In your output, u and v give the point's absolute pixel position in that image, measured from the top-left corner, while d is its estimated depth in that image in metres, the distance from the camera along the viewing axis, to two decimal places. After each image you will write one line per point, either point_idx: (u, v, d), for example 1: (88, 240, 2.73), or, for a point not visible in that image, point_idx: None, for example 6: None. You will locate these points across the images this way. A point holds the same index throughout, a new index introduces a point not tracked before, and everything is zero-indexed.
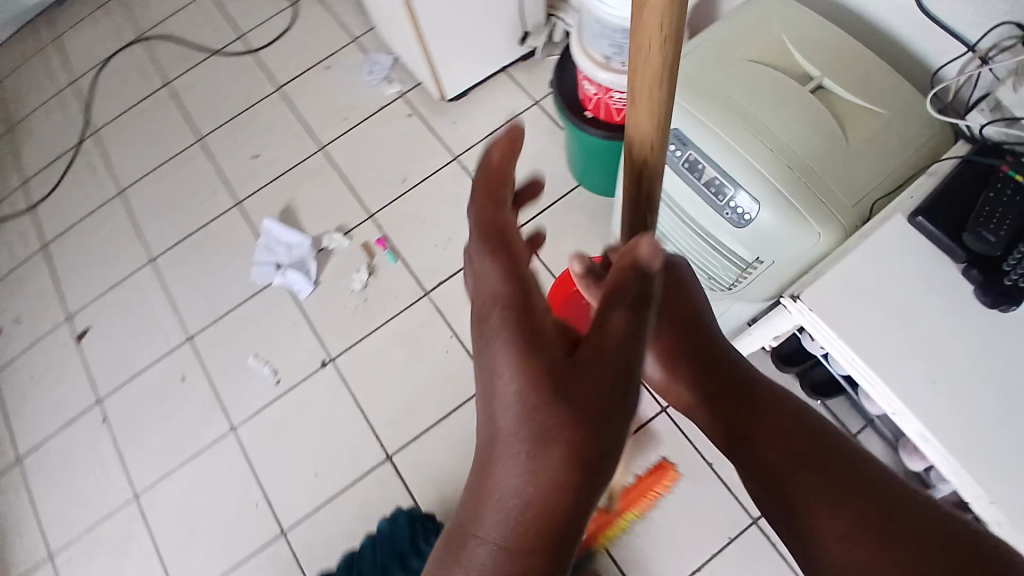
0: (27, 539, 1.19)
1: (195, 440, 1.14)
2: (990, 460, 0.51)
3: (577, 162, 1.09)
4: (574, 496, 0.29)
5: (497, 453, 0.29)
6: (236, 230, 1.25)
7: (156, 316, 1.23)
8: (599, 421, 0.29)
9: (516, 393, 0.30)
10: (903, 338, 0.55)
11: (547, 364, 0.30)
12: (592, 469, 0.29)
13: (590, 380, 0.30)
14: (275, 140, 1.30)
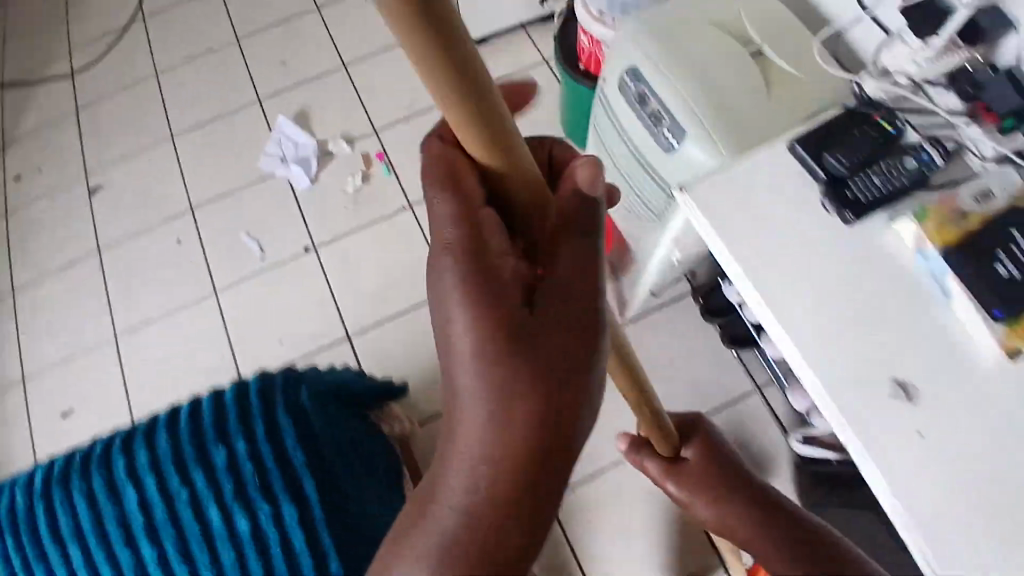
0: (7, 358, 1.30)
1: (179, 296, 1.26)
2: (831, 352, 0.57)
3: (568, 115, 1.21)
4: (529, 445, 0.37)
5: (465, 410, 0.37)
6: (253, 121, 1.37)
7: (166, 184, 1.35)
8: (548, 385, 0.36)
9: (475, 361, 0.36)
10: (776, 238, 0.61)
11: (509, 331, 0.36)
12: (546, 426, 0.37)
13: (540, 347, 0.36)
14: (304, 51, 1.43)
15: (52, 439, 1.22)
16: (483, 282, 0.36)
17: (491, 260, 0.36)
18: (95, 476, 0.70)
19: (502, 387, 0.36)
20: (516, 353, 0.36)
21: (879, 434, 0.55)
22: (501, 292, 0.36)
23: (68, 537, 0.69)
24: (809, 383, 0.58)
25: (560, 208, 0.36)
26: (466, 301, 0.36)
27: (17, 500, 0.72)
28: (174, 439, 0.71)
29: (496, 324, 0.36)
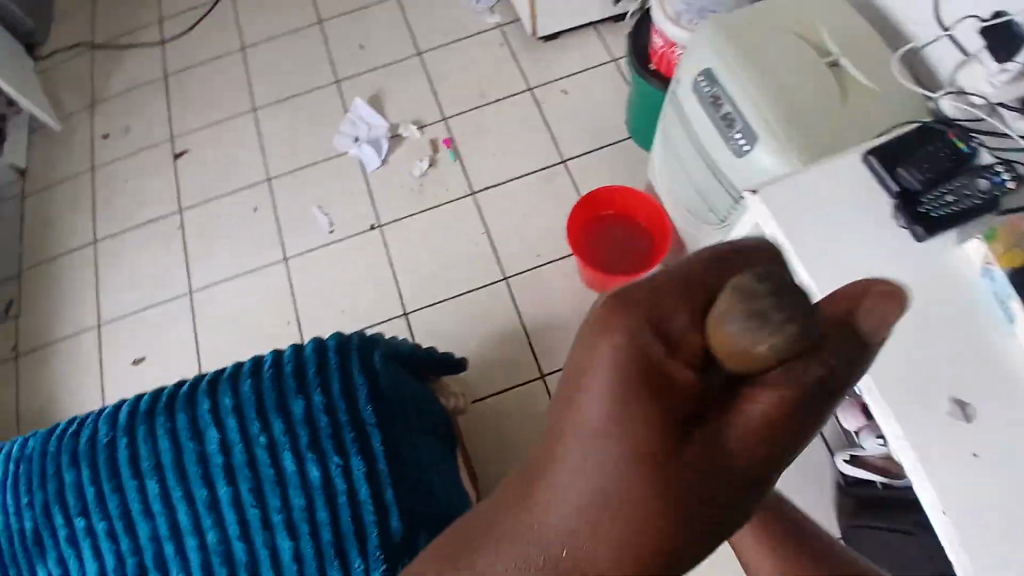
0: (88, 304, 1.40)
1: (250, 261, 1.34)
2: (893, 369, 0.59)
3: (633, 115, 1.25)
4: (619, 565, 0.27)
5: (539, 519, 0.28)
6: (330, 100, 1.45)
7: (245, 154, 1.44)
8: (684, 502, 0.27)
9: (618, 437, 0.27)
10: (845, 254, 0.64)
11: (657, 490, 0.27)
12: (653, 546, 0.27)
13: (697, 455, 0.28)
14: (382, 36, 1.50)
15: (123, 382, 1.32)
16: (648, 423, 0.27)
17: (662, 394, 0.28)
18: (180, 414, 0.76)
19: (606, 549, 0.27)
20: (630, 496, 0.27)
21: (933, 450, 0.57)
22: (647, 429, 0.27)
23: (148, 469, 0.74)
24: (869, 396, 0.60)
25: (803, 368, 0.28)
26: (600, 430, 0.28)
27: (100, 431, 0.77)
28: (257, 386, 0.76)
29: (638, 474, 0.27)
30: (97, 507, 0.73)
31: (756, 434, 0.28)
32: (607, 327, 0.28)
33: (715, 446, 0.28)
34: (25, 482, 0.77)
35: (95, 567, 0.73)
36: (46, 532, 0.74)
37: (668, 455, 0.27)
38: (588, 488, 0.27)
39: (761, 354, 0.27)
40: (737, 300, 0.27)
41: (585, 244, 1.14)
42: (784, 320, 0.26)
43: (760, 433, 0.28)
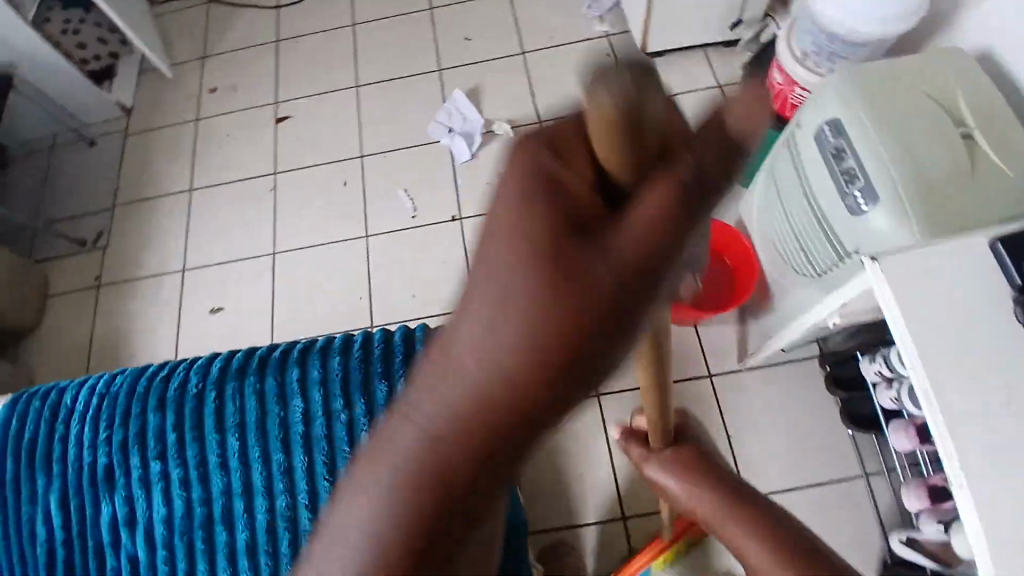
0: (175, 247, 1.48)
1: (333, 232, 1.39)
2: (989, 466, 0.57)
3: None
4: (504, 423, 0.24)
5: (420, 409, 0.25)
6: (431, 88, 1.48)
7: (342, 129, 1.49)
8: (571, 346, 0.23)
9: (484, 293, 0.23)
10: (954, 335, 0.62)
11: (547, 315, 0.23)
12: (542, 399, 0.23)
13: (579, 295, 0.23)
14: (489, 31, 1.51)
15: (197, 328, 1.38)
16: (516, 257, 0.23)
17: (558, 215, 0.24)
18: (269, 378, 0.80)
19: (479, 399, 0.23)
20: (505, 350, 0.23)
21: (1003, 523, 0.56)
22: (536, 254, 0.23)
23: (233, 425, 0.78)
24: (952, 479, 0.59)
25: (687, 155, 0.24)
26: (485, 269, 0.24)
27: (192, 382, 0.82)
28: (344, 365, 0.80)
29: (527, 302, 0.23)
30: (177, 452, 0.78)
31: (655, 238, 0.23)
32: (503, 176, 0.24)
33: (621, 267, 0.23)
34: (111, 416, 0.81)
35: (162, 511, 0.76)
36: (120, 467, 0.78)
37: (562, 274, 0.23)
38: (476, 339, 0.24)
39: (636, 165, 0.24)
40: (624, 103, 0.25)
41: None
42: (622, 76, 0.25)
43: (660, 229, 0.23)
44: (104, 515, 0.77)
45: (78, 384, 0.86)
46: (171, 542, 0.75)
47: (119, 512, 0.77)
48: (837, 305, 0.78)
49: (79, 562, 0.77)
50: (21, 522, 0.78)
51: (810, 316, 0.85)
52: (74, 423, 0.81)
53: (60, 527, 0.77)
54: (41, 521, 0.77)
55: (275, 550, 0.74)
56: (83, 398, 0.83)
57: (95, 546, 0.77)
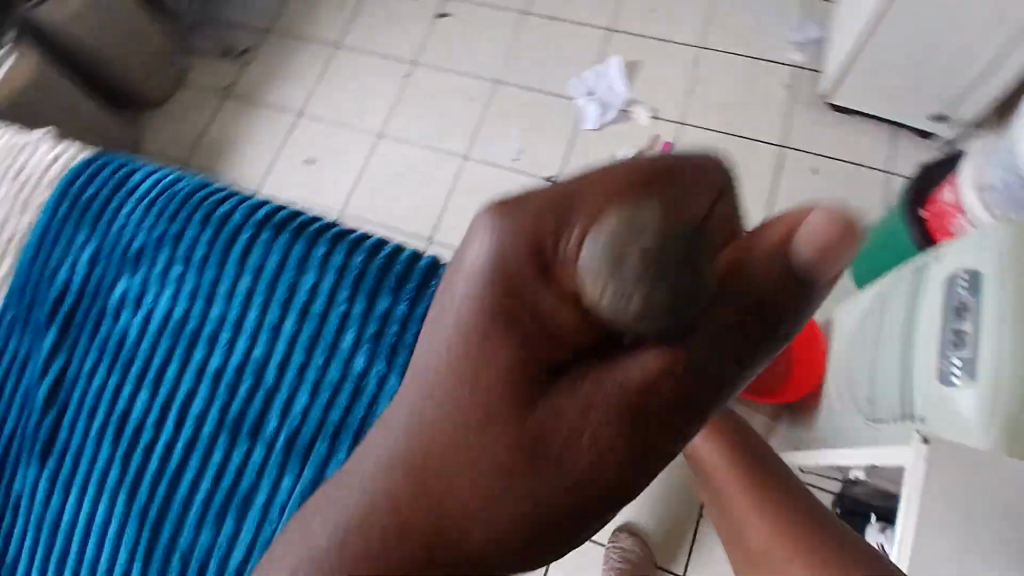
0: (299, 91, 1.52)
1: (438, 141, 1.40)
2: None
3: (862, 240, 1.11)
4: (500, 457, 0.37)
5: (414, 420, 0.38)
6: (595, 43, 1.41)
7: (493, 47, 1.46)
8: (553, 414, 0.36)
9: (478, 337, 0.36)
10: None
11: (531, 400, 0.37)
12: (530, 443, 0.36)
13: (569, 389, 0.36)
14: (680, 12, 1.42)
15: (287, 171, 1.45)
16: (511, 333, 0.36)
17: (526, 318, 0.36)
18: (299, 241, 0.81)
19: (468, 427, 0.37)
20: (488, 387, 0.37)
21: None
22: (502, 350, 0.36)
23: (251, 267, 0.80)
24: None
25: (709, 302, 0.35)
26: (467, 342, 0.37)
27: (236, 214, 0.83)
28: (365, 264, 0.80)
29: (502, 369, 0.36)
30: (198, 268, 0.81)
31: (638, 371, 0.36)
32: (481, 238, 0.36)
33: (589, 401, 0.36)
34: (159, 211, 0.84)
35: (163, 309, 0.80)
36: (149, 254, 0.83)
37: (540, 376, 0.36)
38: (454, 394, 0.37)
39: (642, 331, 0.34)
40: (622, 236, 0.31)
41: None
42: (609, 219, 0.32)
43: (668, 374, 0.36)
44: (117, 288, 0.82)
45: (149, 170, 0.89)
46: (156, 339, 0.79)
47: (129, 291, 0.82)
48: (879, 457, 0.70)
49: (79, 318, 0.82)
50: (52, 261, 0.84)
51: (849, 455, 0.78)
52: (130, 201, 0.86)
53: (80, 278, 0.83)
54: (65, 268, 0.84)
55: (234, 390, 0.77)
56: (148, 184, 0.87)
57: (97, 310, 0.82)
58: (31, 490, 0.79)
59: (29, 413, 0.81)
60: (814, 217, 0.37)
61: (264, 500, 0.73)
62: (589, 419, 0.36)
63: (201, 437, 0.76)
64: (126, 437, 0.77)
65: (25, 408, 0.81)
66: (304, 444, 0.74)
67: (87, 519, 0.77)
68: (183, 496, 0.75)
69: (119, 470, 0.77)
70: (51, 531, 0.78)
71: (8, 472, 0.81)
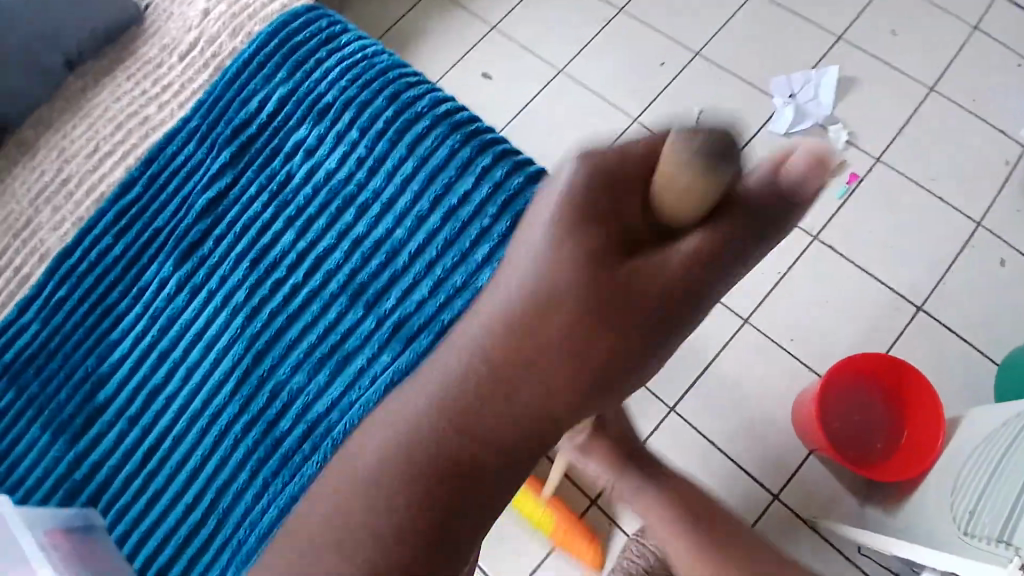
0: (502, 6, 1.56)
1: (618, 95, 1.41)
2: None
3: None
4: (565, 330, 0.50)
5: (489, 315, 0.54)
6: (817, 50, 1.37)
7: (708, 22, 1.44)
8: (609, 296, 0.50)
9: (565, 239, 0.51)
10: None
11: (608, 265, 0.50)
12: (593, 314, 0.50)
13: (623, 278, 0.50)
14: (920, 47, 1.35)
15: (463, 76, 1.49)
16: (590, 235, 0.51)
17: (602, 214, 0.51)
18: (470, 146, 0.80)
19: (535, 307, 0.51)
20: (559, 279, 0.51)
21: None
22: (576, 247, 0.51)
23: (419, 154, 0.80)
24: None
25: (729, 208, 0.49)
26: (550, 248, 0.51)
27: (422, 101, 0.84)
28: (520, 187, 0.77)
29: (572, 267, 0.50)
30: (373, 139, 0.82)
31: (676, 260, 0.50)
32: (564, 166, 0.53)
33: (652, 275, 0.50)
34: (358, 76, 0.86)
35: (331, 165, 0.81)
36: (335, 111, 0.85)
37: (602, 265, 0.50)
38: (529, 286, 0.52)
39: (685, 209, 0.49)
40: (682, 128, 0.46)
41: (835, 407, 1.04)
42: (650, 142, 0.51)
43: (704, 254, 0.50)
44: (299, 132, 0.85)
45: (357, 36, 0.93)
46: (318, 189, 0.80)
47: (307, 139, 0.84)
48: (963, 568, 0.70)
49: (257, 147, 0.85)
50: (248, 88, 0.88)
51: (927, 554, 0.77)
52: (334, 56, 0.89)
53: (268, 113, 0.86)
54: (258, 99, 0.87)
55: (364, 264, 0.76)
56: (353, 47, 0.90)
57: (275, 145, 0.84)
58: (157, 286, 0.79)
59: (182, 215, 0.82)
60: (802, 146, 0.48)
61: (360, 365, 0.72)
62: (640, 297, 0.50)
63: (325, 289, 0.75)
64: (262, 267, 0.77)
65: (180, 209, 0.82)
66: (407, 334, 0.72)
67: (200, 327, 0.76)
68: (292, 337, 0.74)
69: (246, 292, 0.76)
70: (160, 328, 0.77)
71: (139, 262, 0.80)
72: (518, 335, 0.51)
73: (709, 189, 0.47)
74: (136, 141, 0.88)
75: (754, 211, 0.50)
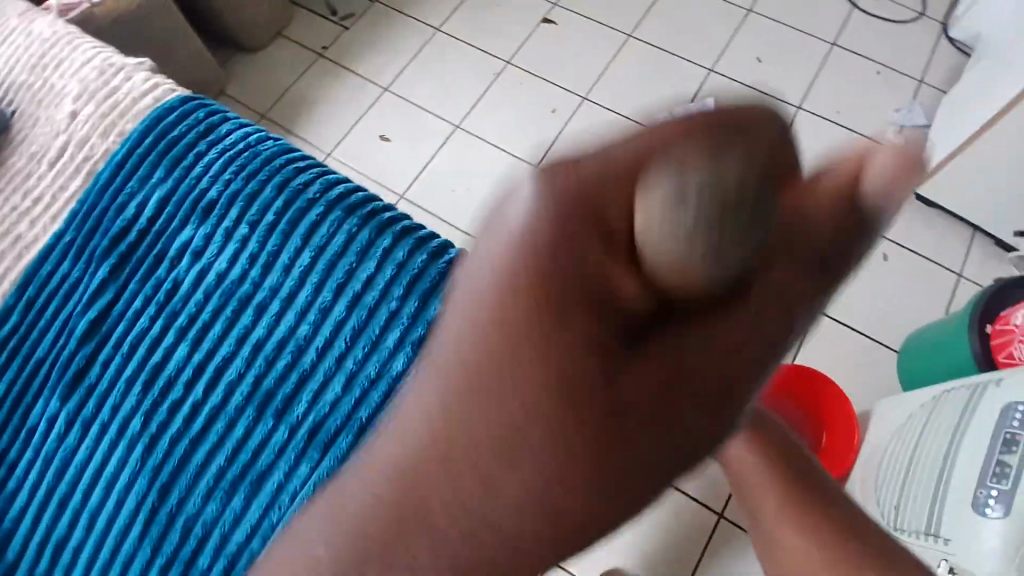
0: (391, 69, 1.58)
1: (517, 145, 1.44)
2: None
3: (926, 327, 1.11)
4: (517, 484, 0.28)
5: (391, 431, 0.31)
6: (693, 81, 1.46)
7: (592, 66, 1.51)
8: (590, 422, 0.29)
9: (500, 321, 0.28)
10: None
11: (579, 375, 0.28)
12: (567, 463, 0.29)
13: (614, 396, 0.29)
14: (784, 69, 1.46)
15: (360, 142, 1.49)
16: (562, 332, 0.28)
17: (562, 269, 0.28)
18: (367, 229, 0.79)
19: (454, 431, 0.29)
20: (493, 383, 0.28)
21: None
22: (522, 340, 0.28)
23: (315, 243, 0.78)
24: None
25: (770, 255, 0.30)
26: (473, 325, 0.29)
27: (313, 187, 0.82)
28: (425, 264, 0.76)
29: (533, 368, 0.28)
30: (263, 234, 0.79)
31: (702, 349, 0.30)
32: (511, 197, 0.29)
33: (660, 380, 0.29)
34: (242, 169, 0.84)
35: (222, 265, 0.78)
36: (219, 209, 0.81)
37: (579, 379, 0.28)
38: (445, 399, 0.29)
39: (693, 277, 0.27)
40: (667, 173, 0.25)
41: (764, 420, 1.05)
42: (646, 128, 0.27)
43: (737, 335, 0.30)
44: (182, 235, 0.81)
45: (238, 124, 0.91)
46: (210, 293, 0.76)
47: (193, 240, 0.80)
48: None
49: (137, 257, 0.80)
50: (122, 193, 0.84)
51: None
52: (213, 150, 0.86)
53: (147, 218, 0.82)
54: (135, 204, 0.83)
55: (270, 368, 0.73)
56: (234, 138, 0.88)
57: (158, 252, 0.80)
58: (46, 426, 0.73)
59: (64, 340, 0.76)
60: (889, 149, 0.30)
61: (278, 480, 0.68)
62: (642, 422, 0.30)
63: (229, 403, 0.71)
64: (157, 388, 0.73)
65: (62, 334, 0.76)
66: (325, 437, 0.69)
67: (98, 464, 0.70)
68: (199, 463, 0.69)
69: (143, 418, 0.71)
70: (56, 472, 0.71)
71: (25, 399, 0.75)
72: (427, 476, 0.30)
73: (726, 261, 0.27)
74: (8, 263, 0.82)
75: (817, 256, 0.31)
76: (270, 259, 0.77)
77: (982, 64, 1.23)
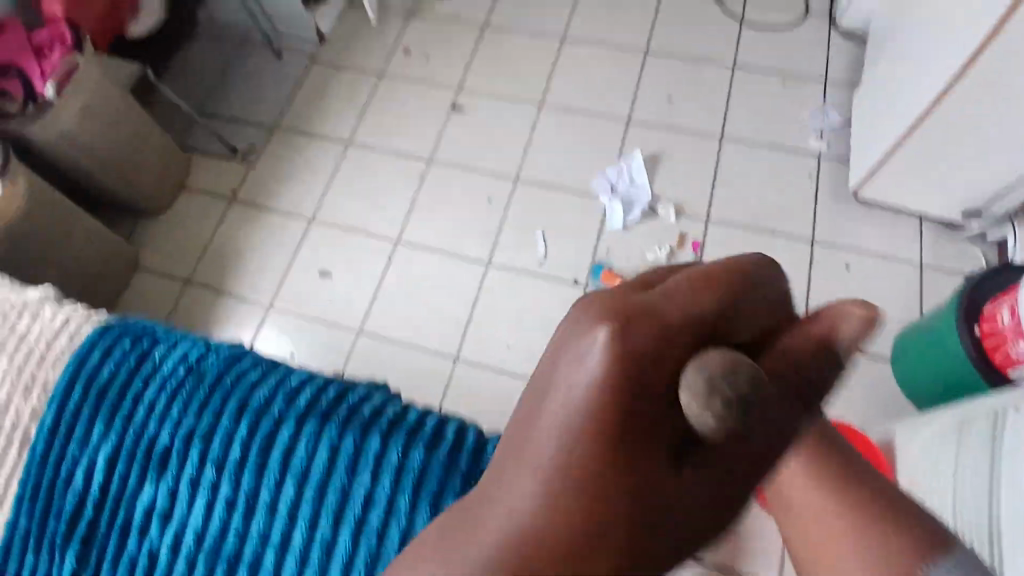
0: (312, 196, 1.51)
1: (462, 244, 1.40)
2: None
3: (909, 330, 1.12)
4: None
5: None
6: (616, 136, 1.46)
7: (514, 145, 1.49)
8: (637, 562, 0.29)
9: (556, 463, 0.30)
10: None
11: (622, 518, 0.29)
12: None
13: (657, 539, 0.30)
14: (697, 101, 1.48)
15: (300, 282, 1.42)
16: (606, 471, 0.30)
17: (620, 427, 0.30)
18: (350, 436, 0.72)
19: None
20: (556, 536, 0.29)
21: None
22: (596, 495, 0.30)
23: (295, 471, 0.71)
24: None
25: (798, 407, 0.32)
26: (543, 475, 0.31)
27: (276, 403, 0.75)
28: (424, 462, 0.70)
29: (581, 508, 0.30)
30: (235, 473, 0.71)
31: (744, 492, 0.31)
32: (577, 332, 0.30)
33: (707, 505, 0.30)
34: (188, 401, 0.76)
35: (197, 524, 0.70)
36: (177, 457, 0.73)
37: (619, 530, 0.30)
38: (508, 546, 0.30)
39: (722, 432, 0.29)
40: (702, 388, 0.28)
41: None
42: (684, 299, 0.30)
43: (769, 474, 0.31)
44: (141, 498, 0.72)
45: (171, 343, 0.82)
46: (193, 562, 0.69)
47: (156, 502, 0.72)
48: None
49: (100, 534, 0.72)
50: (64, 462, 0.75)
51: None
52: (150, 387, 0.78)
53: (97, 487, 0.73)
54: (79, 474, 0.74)
55: None
56: (168, 364, 0.79)
57: (121, 522, 0.72)
58: None
59: None
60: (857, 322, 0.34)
61: None
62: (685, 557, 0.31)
63: None
64: None
65: None
66: None
67: None
68: None
69: None
70: None
71: None
72: None
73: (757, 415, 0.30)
74: None
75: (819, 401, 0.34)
76: (249, 503, 0.70)
77: (882, 62, 1.27)
